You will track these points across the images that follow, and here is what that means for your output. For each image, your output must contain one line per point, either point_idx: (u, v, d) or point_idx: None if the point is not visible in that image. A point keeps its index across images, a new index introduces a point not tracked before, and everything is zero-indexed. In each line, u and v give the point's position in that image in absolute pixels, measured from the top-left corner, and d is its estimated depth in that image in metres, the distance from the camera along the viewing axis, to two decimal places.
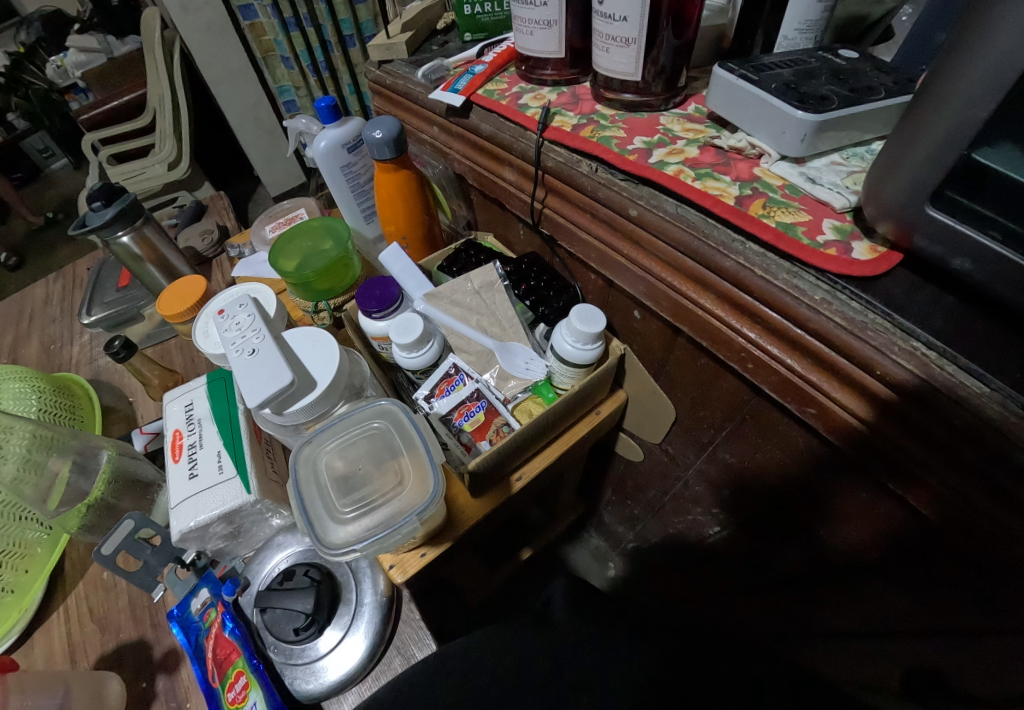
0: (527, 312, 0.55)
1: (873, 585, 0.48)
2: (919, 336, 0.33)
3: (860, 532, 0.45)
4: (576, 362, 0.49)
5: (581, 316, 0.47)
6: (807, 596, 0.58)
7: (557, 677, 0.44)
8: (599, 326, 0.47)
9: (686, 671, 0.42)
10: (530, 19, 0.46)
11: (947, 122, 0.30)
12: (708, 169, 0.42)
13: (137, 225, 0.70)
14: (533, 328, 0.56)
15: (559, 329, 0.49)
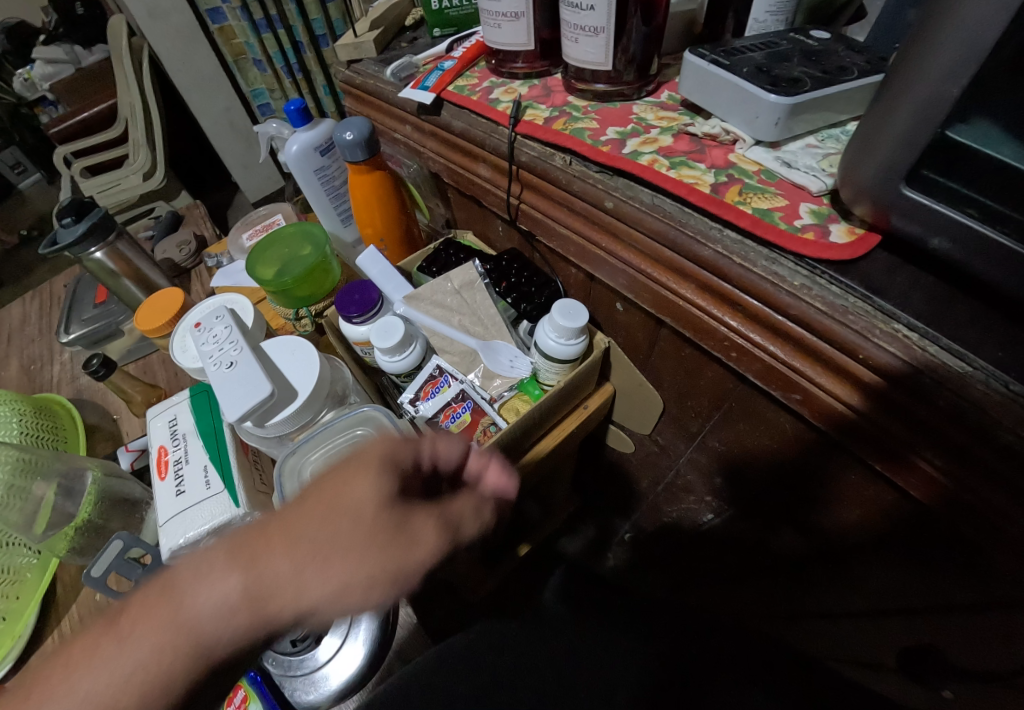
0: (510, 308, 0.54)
1: (868, 566, 0.48)
2: (901, 318, 0.33)
3: (852, 514, 0.45)
4: (561, 358, 0.49)
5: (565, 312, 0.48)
6: (803, 579, 0.58)
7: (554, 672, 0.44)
8: (582, 321, 0.47)
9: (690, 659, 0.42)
10: (497, 12, 0.45)
11: (919, 99, 0.30)
12: (683, 157, 0.42)
13: (110, 240, 0.68)
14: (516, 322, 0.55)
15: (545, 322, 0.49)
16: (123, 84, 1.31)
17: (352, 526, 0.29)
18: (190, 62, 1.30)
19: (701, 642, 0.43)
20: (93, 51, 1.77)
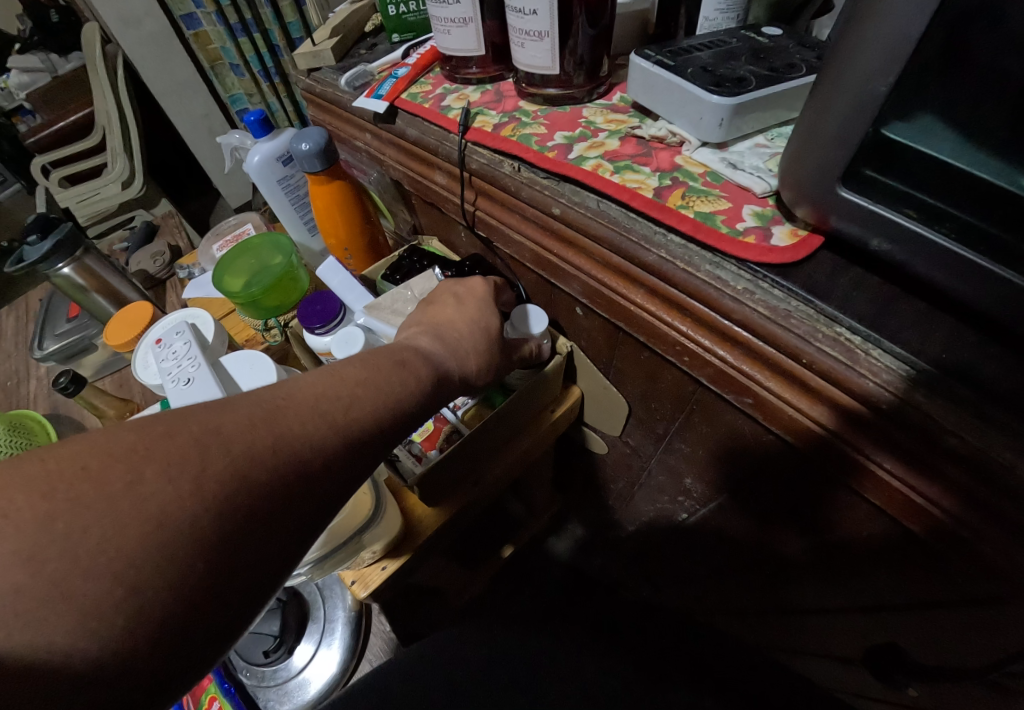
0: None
1: (831, 563, 0.48)
2: (842, 321, 0.33)
3: (812, 513, 0.45)
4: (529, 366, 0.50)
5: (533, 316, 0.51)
6: (775, 578, 0.58)
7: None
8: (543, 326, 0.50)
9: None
10: (445, 18, 0.45)
11: (849, 100, 0.30)
12: (629, 161, 0.41)
13: (77, 255, 0.68)
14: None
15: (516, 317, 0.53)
16: (99, 93, 1.30)
17: (483, 333, 0.42)
18: (166, 69, 1.29)
19: None
20: (71, 59, 1.76)
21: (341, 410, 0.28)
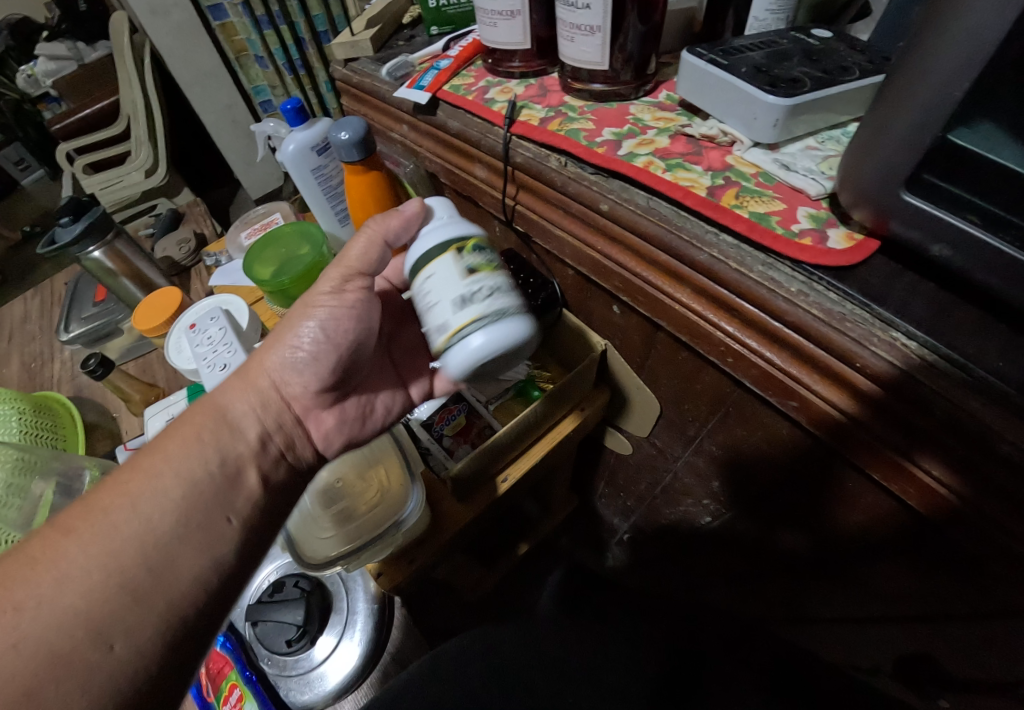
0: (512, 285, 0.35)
1: (859, 570, 0.48)
2: (899, 326, 0.32)
3: (847, 521, 0.45)
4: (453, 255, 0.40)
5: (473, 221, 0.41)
6: (800, 586, 0.57)
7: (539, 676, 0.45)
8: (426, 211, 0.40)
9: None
10: (492, 10, 0.45)
11: (921, 103, 0.29)
12: (680, 160, 0.41)
13: (108, 239, 0.68)
14: (509, 293, 0.34)
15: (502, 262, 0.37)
16: (125, 81, 1.31)
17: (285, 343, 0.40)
18: (192, 59, 1.29)
19: None
20: (96, 47, 1.76)
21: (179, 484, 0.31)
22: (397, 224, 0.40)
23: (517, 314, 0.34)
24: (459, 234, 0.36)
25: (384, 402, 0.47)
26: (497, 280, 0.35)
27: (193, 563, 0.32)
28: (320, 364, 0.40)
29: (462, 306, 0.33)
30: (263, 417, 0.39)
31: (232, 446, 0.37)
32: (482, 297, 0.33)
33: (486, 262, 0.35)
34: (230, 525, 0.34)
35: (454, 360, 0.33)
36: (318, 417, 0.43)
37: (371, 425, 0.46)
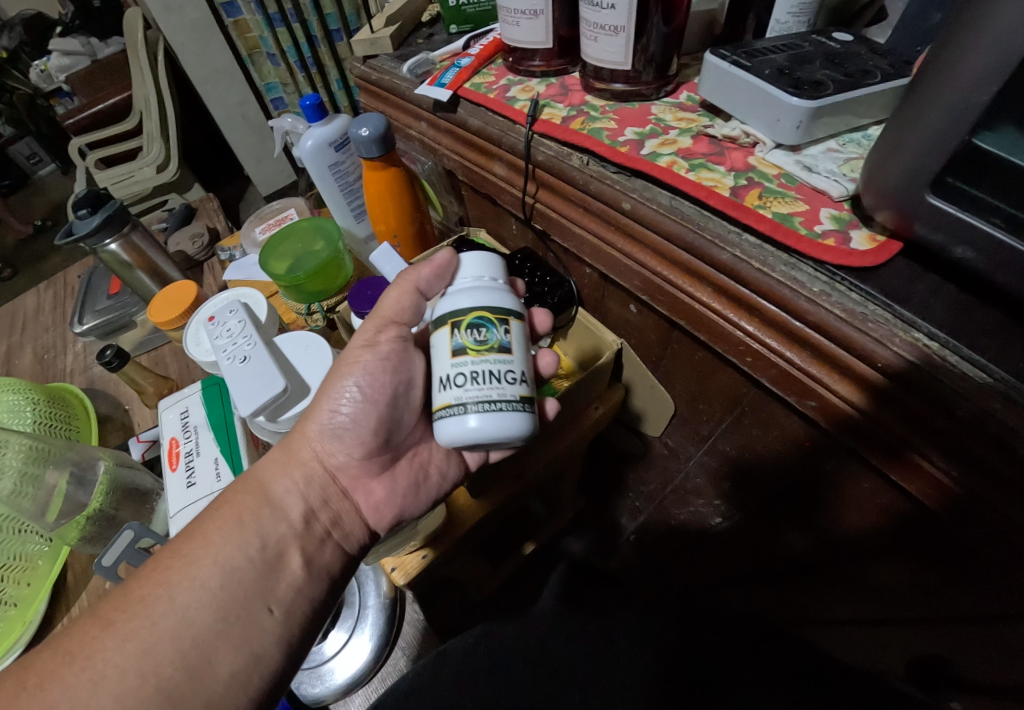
0: (514, 367, 0.33)
1: (870, 571, 0.48)
2: (921, 327, 0.33)
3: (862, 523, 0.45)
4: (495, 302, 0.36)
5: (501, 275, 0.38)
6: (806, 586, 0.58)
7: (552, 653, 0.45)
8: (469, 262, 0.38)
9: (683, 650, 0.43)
10: (515, 10, 0.45)
11: (946, 107, 0.29)
12: (702, 160, 0.41)
13: (124, 231, 0.68)
14: (508, 380, 0.32)
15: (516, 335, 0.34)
16: (138, 77, 1.32)
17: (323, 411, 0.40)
18: (204, 56, 1.30)
19: None
20: (109, 43, 1.77)
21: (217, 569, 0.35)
22: (427, 272, 0.40)
23: (514, 406, 0.32)
24: (465, 306, 0.34)
25: (439, 466, 0.45)
26: (498, 362, 0.32)
27: (230, 631, 0.34)
28: (360, 428, 0.41)
29: (447, 396, 0.32)
30: (306, 492, 0.41)
31: (272, 528, 0.39)
32: (474, 388, 0.32)
33: (486, 342, 0.33)
34: (272, 615, 0.36)
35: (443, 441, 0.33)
36: (368, 487, 0.43)
37: (427, 491, 0.45)
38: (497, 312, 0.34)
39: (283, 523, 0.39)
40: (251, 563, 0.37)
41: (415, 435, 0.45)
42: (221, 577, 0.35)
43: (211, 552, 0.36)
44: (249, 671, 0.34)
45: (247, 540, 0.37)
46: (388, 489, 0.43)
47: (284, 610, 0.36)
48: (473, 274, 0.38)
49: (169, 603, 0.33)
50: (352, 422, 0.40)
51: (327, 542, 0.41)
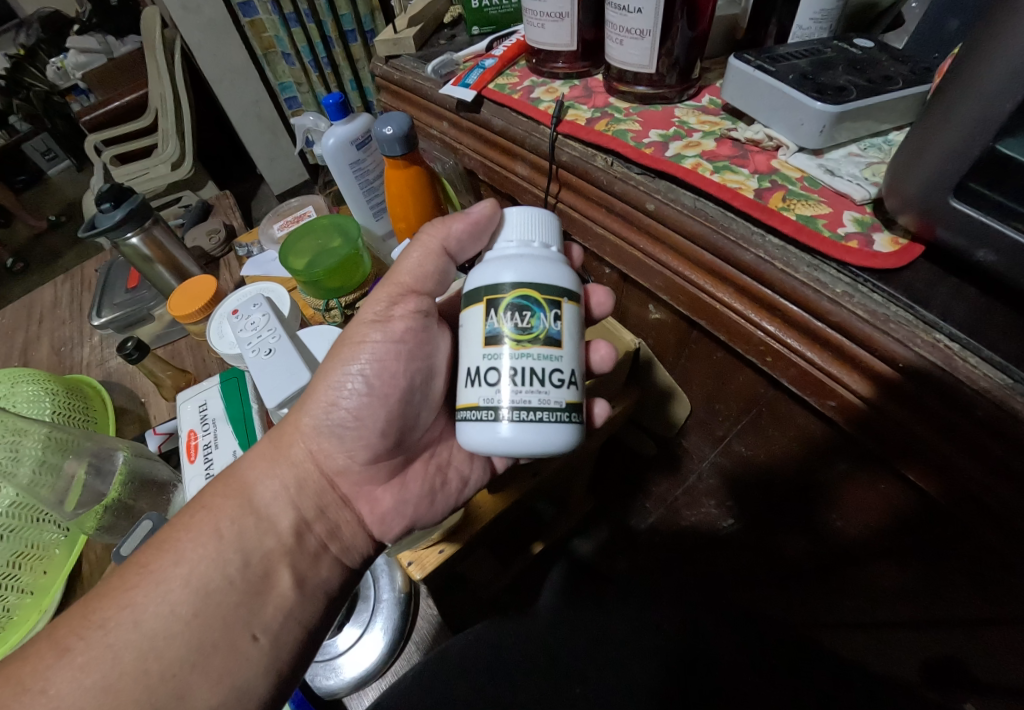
0: (558, 366, 0.31)
1: (883, 571, 0.49)
2: (942, 328, 0.33)
3: (873, 516, 0.46)
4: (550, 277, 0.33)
5: (553, 242, 0.35)
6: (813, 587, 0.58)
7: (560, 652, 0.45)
8: (530, 226, 0.36)
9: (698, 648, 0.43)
10: (541, 12, 0.46)
11: (971, 113, 0.30)
12: (727, 162, 0.42)
13: (146, 225, 0.69)
14: (551, 382, 0.30)
15: (566, 323, 0.32)
16: (154, 75, 1.33)
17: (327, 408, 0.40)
18: (221, 55, 1.31)
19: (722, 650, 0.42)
20: (125, 41, 1.78)
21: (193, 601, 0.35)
22: (459, 226, 0.38)
23: (556, 414, 0.30)
24: (510, 284, 0.32)
25: (459, 468, 0.46)
26: (542, 358, 0.30)
27: (208, 662, 0.34)
28: (364, 428, 0.40)
29: (481, 395, 0.31)
30: (298, 503, 0.41)
31: (258, 544, 0.39)
32: (513, 390, 0.30)
33: (530, 332, 0.30)
34: (257, 642, 0.36)
35: (470, 444, 0.32)
36: (374, 496, 0.44)
37: (442, 498, 0.45)
38: (546, 297, 0.31)
39: (271, 536, 0.39)
40: (230, 585, 0.37)
41: (435, 436, 0.46)
42: (196, 601, 0.35)
43: (182, 571, 0.35)
44: (229, 702, 0.34)
45: (227, 558, 0.37)
46: (395, 501, 0.44)
47: (270, 637, 0.36)
48: (524, 240, 0.35)
49: (134, 629, 0.33)
50: (354, 422, 0.40)
51: (321, 557, 0.41)
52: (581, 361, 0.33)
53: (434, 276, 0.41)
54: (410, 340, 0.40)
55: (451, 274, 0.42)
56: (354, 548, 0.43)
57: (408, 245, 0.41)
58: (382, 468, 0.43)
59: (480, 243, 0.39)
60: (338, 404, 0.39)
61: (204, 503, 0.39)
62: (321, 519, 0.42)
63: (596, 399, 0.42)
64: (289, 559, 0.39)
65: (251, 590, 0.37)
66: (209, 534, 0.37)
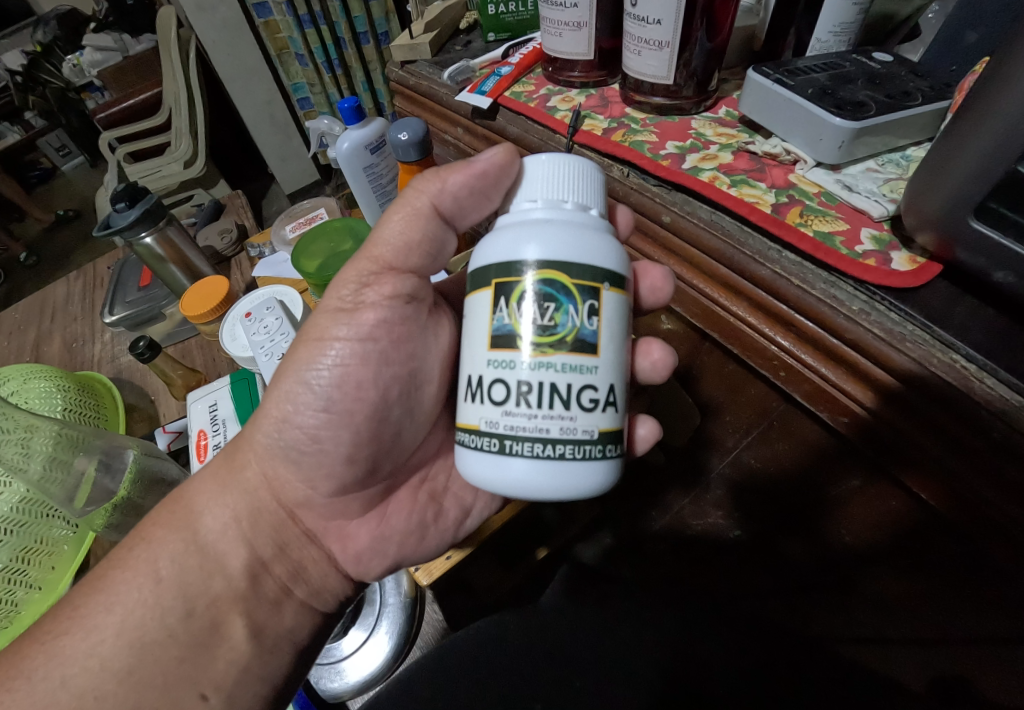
0: (585, 377, 0.27)
1: (885, 581, 0.48)
2: (959, 349, 0.33)
3: (880, 529, 0.46)
4: (578, 248, 0.28)
5: (589, 202, 0.30)
6: (810, 611, 0.57)
7: (551, 676, 0.43)
8: (566, 179, 0.30)
9: (695, 665, 0.42)
10: (559, 21, 0.46)
11: (995, 133, 0.29)
12: (744, 176, 0.42)
13: (160, 225, 0.70)
14: (575, 401, 0.27)
15: (606, 319, 0.28)
16: (169, 73, 1.34)
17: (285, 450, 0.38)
18: (235, 55, 1.32)
19: (719, 658, 0.42)
20: (140, 40, 1.79)
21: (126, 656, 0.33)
22: (459, 178, 0.33)
23: (583, 447, 0.27)
24: (531, 260, 0.28)
25: (456, 498, 0.45)
26: (564, 365, 0.26)
27: None
28: (320, 458, 0.38)
29: (483, 418, 0.27)
30: (252, 540, 0.39)
31: (205, 588, 0.37)
32: (526, 412, 0.26)
33: (553, 332, 0.26)
34: (207, 701, 0.35)
35: (474, 475, 0.29)
36: (347, 534, 0.42)
37: (433, 534, 0.43)
38: (577, 284, 0.27)
39: (220, 578, 0.37)
40: (171, 638, 0.35)
41: (431, 459, 0.44)
42: (130, 657, 0.33)
43: (115, 621, 0.34)
44: None
45: (167, 606, 0.35)
46: (371, 538, 0.42)
47: (221, 696, 0.35)
48: (554, 200, 0.30)
49: (61, 686, 0.32)
50: (313, 446, 0.37)
51: (285, 603, 0.40)
52: (621, 374, 0.29)
53: (419, 248, 0.35)
54: (382, 337, 0.36)
55: (444, 246, 0.37)
56: (324, 591, 0.42)
57: (388, 210, 0.36)
58: (353, 502, 0.41)
59: (486, 201, 0.34)
60: (291, 423, 0.37)
61: (144, 537, 0.37)
62: (280, 558, 0.40)
63: (641, 419, 0.39)
64: (242, 606, 0.38)
65: (196, 641, 0.35)
66: (146, 576, 0.36)
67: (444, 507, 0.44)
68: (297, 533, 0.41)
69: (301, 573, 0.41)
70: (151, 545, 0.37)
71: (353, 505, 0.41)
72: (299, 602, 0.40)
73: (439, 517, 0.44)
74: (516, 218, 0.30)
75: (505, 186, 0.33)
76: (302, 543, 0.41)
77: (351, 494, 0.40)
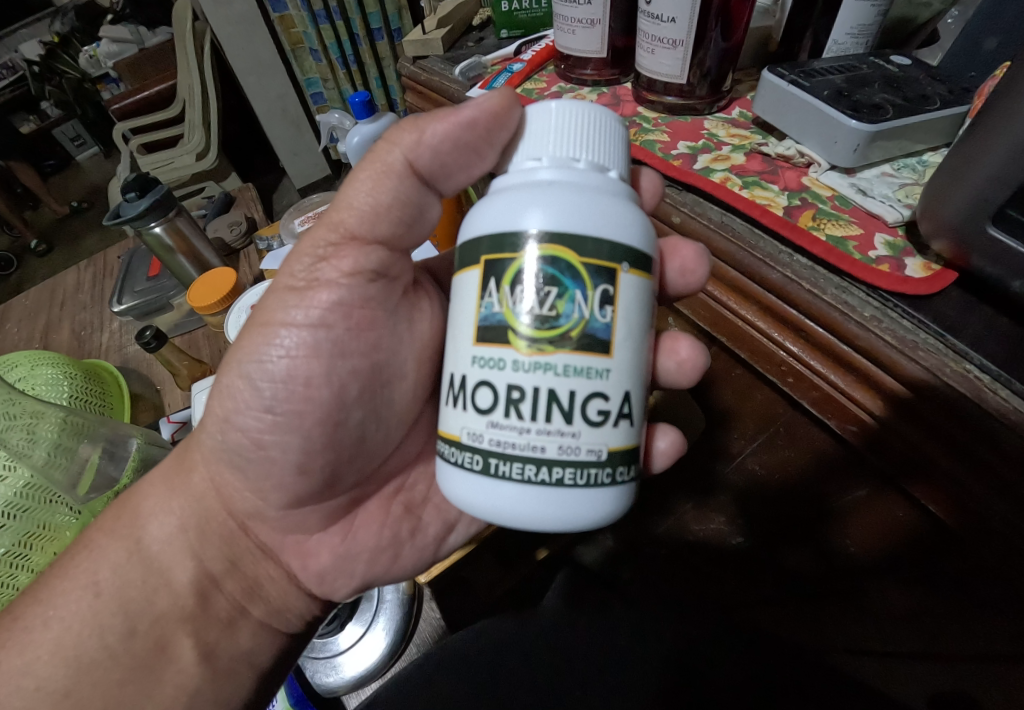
0: (591, 379, 0.26)
1: (879, 586, 0.48)
2: (973, 358, 0.32)
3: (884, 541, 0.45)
4: (584, 210, 0.27)
5: (602, 161, 0.29)
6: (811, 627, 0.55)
7: (535, 688, 0.42)
8: (583, 132, 0.29)
9: (683, 675, 0.41)
10: (573, 18, 0.46)
11: (1012, 139, 0.29)
12: (757, 178, 0.42)
13: (170, 216, 0.70)
14: (578, 406, 0.26)
15: (621, 310, 0.27)
16: (184, 65, 1.35)
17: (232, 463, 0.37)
18: (250, 48, 1.33)
19: (707, 666, 0.41)
20: (156, 33, 1.79)
21: (63, 675, 0.33)
22: (441, 127, 0.32)
23: (584, 455, 0.26)
24: (534, 227, 0.26)
25: (434, 510, 0.44)
26: (567, 363, 0.26)
27: None
28: (267, 470, 0.37)
29: (466, 429, 0.27)
30: (200, 554, 0.39)
31: (148, 606, 0.36)
32: (517, 422, 0.26)
33: (555, 326, 0.25)
34: None
35: (460, 485, 0.28)
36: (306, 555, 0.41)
37: (405, 553, 0.42)
38: (586, 263, 0.26)
39: (164, 594, 0.37)
40: (112, 659, 0.35)
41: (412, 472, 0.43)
42: (68, 679, 0.33)
43: (51, 638, 0.34)
44: None
45: (106, 625, 0.35)
46: (334, 557, 0.41)
47: None
48: (562, 158, 0.29)
49: None
50: (257, 454, 0.36)
51: (238, 624, 0.39)
52: (637, 376, 0.28)
53: (389, 212, 0.33)
54: (337, 322, 0.35)
55: (424, 211, 0.35)
56: (284, 609, 0.41)
57: (358, 165, 0.33)
58: (310, 516, 0.39)
59: (477, 157, 0.33)
60: (232, 424, 0.36)
61: (87, 544, 0.38)
62: (232, 574, 0.39)
63: (661, 431, 0.39)
64: (189, 626, 0.37)
65: (139, 662, 0.35)
66: (85, 589, 0.36)
67: (422, 520, 0.43)
68: (250, 547, 0.40)
69: (257, 592, 0.40)
70: (93, 554, 0.37)
71: (310, 519, 0.40)
72: (256, 622, 0.40)
73: (415, 532, 0.43)
74: (519, 176, 0.29)
75: (500, 138, 0.32)
76: (257, 559, 0.40)
77: (307, 508, 0.39)
